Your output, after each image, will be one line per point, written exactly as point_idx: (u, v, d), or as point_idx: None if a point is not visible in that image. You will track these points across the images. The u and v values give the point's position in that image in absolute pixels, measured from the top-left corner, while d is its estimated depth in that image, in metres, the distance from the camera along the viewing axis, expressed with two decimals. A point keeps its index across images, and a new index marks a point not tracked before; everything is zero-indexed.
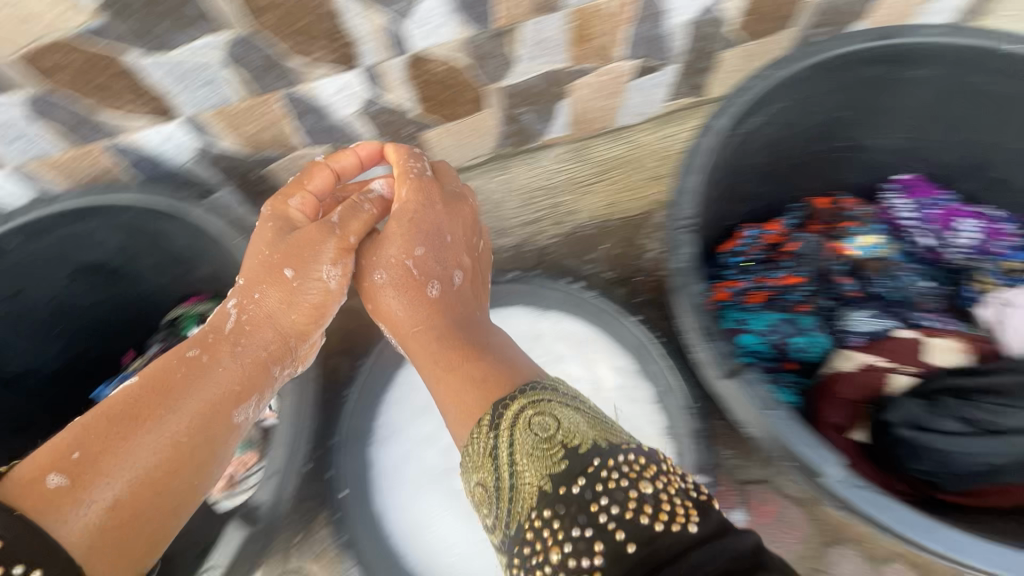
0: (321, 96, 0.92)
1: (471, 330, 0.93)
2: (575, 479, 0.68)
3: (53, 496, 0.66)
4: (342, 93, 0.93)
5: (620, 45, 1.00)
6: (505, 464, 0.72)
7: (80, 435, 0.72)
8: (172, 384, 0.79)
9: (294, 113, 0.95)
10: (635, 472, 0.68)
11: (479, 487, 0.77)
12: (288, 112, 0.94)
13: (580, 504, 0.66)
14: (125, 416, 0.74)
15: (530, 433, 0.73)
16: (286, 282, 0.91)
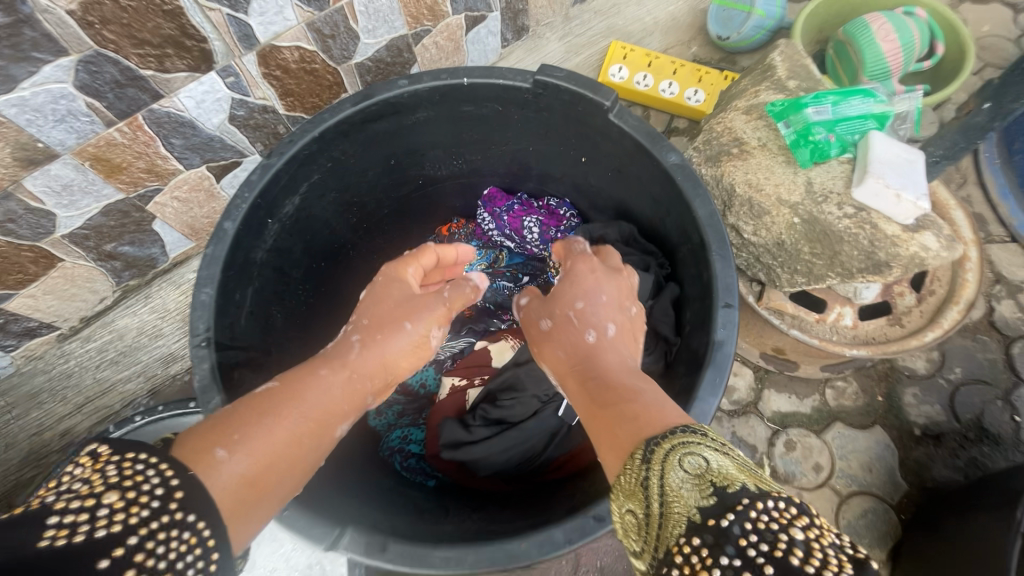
0: (80, 188, 0.86)
1: (624, 367, 0.63)
2: (727, 510, 0.44)
3: (214, 473, 0.52)
4: (79, 195, 0.86)
5: (281, 86, 0.95)
6: (670, 491, 0.46)
7: (237, 414, 0.58)
8: (295, 392, 0.63)
9: (59, 206, 0.86)
10: (789, 521, 0.42)
11: (632, 517, 0.49)
12: (51, 206, 0.85)
13: (726, 541, 0.42)
14: (280, 398, 0.61)
15: (682, 467, 0.47)
16: (556, 343, 0.70)
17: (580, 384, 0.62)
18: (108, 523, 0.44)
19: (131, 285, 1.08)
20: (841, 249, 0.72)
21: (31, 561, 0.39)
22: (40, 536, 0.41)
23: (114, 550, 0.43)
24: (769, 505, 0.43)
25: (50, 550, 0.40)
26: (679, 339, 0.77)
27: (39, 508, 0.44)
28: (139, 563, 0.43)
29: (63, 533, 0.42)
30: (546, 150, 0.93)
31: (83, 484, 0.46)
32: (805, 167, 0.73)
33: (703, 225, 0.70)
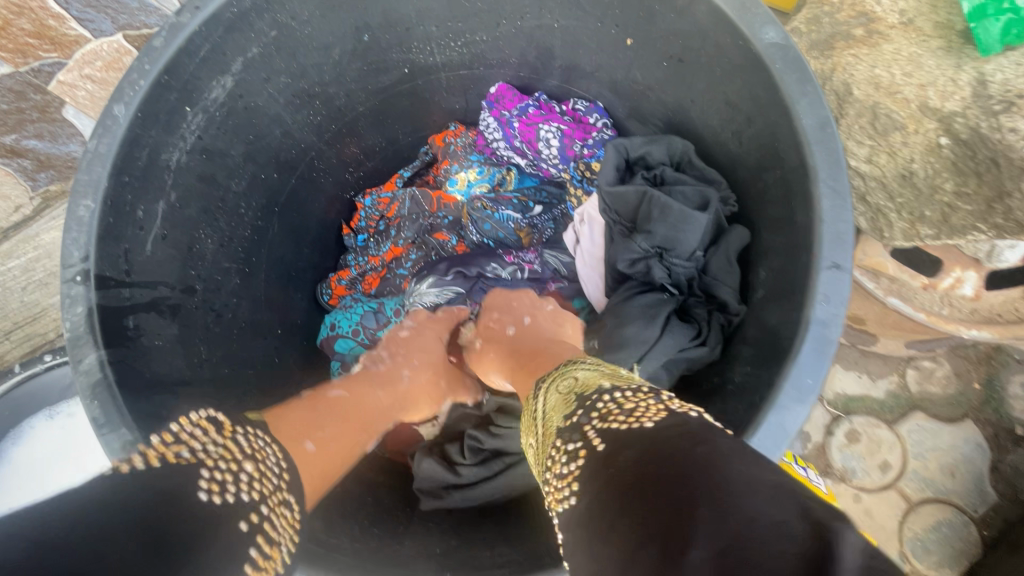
0: None
1: (543, 337, 0.60)
2: (579, 407, 0.36)
3: (308, 463, 0.42)
4: None
5: None
6: (545, 412, 0.40)
7: (304, 413, 0.50)
8: (349, 410, 0.56)
9: None
10: (619, 405, 0.34)
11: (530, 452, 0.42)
12: None
13: (573, 434, 0.35)
14: (349, 410, 0.55)
15: (557, 388, 0.41)
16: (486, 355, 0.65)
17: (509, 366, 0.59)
18: (249, 488, 0.33)
19: (52, 191, 0.87)
20: (1013, 189, 0.47)
21: (186, 521, 0.29)
22: (192, 485, 0.31)
23: (250, 514, 0.32)
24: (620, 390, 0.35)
25: (203, 508, 0.30)
26: (743, 306, 0.57)
27: (175, 466, 0.32)
28: (267, 533, 0.32)
29: (216, 489, 0.31)
30: (578, 30, 0.67)
31: (221, 446, 0.34)
32: (989, 52, 0.48)
33: (808, 140, 0.46)
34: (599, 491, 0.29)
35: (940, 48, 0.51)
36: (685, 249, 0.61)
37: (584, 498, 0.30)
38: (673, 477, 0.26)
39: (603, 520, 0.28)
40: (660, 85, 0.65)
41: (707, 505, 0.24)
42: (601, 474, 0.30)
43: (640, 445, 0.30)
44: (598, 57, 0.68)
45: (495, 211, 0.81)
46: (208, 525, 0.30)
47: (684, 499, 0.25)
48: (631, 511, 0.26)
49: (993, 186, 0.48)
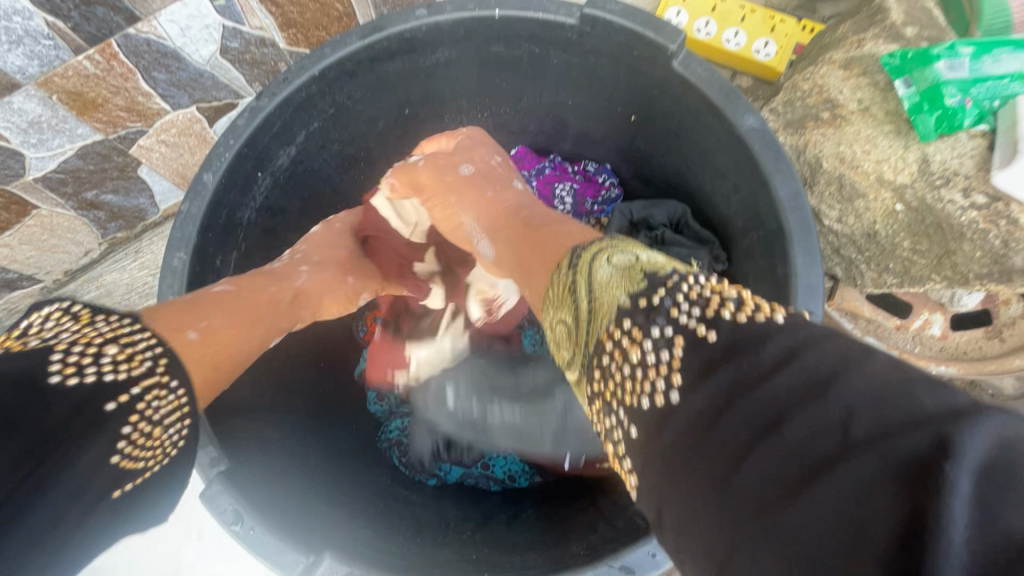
0: (55, 125, 0.75)
1: (550, 220, 0.56)
2: (657, 287, 0.35)
3: (190, 354, 0.48)
4: (51, 136, 0.76)
5: (280, 15, 0.80)
6: (599, 287, 0.38)
7: (208, 307, 0.53)
8: (258, 300, 0.59)
9: (29, 147, 0.76)
10: (715, 293, 0.33)
11: (563, 329, 0.42)
12: (20, 146, 0.75)
13: (658, 314, 0.33)
14: (257, 303, 0.58)
15: (609, 261, 0.39)
16: (474, 183, 0.68)
17: (515, 234, 0.57)
18: (114, 370, 0.42)
19: (118, 238, 0.99)
20: (958, 248, 0.57)
21: (43, 396, 0.37)
22: (48, 370, 0.38)
23: (120, 395, 0.41)
24: (703, 274, 0.35)
25: (60, 387, 0.38)
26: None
27: (36, 348, 0.40)
28: (142, 414, 0.42)
29: (71, 372, 0.39)
30: (589, 105, 0.78)
31: (76, 333, 0.42)
32: (927, 139, 0.58)
33: (784, 208, 0.56)
34: (725, 379, 0.28)
35: (890, 131, 0.60)
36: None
37: (699, 386, 0.29)
38: (865, 388, 0.24)
39: (746, 421, 0.26)
40: (663, 153, 0.76)
41: (952, 422, 0.21)
42: (726, 370, 0.29)
43: (781, 341, 0.28)
44: (607, 128, 0.80)
45: None
46: (72, 403, 0.38)
47: (895, 415, 0.23)
48: (795, 413, 0.25)
49: (941, 244, 0.58)
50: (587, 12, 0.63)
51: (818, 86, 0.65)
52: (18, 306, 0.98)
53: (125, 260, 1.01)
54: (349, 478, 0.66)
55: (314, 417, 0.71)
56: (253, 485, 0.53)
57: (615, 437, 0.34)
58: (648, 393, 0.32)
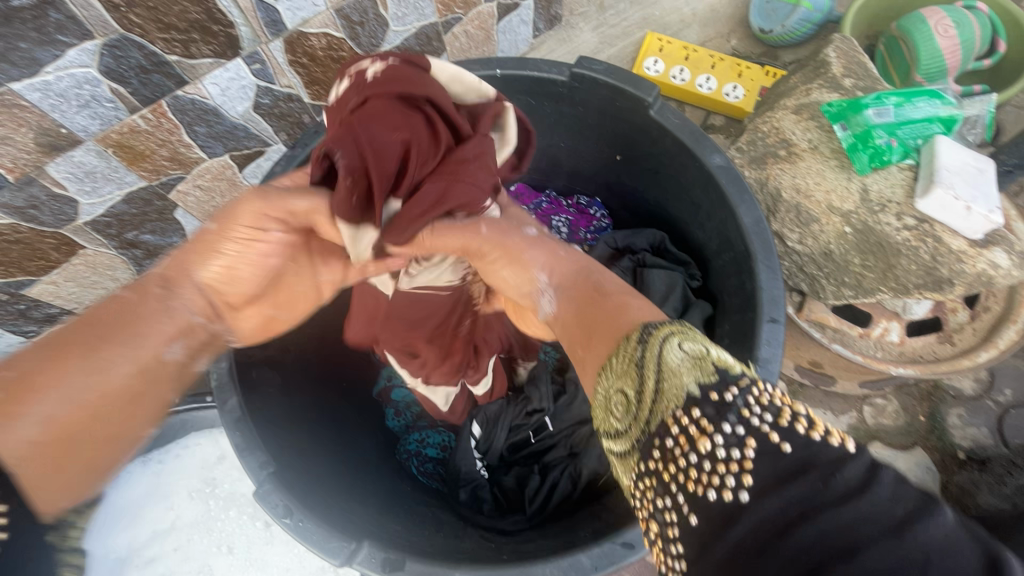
0: (106, 175, 0.85)
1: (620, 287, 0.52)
2: (730, 386, 0.37)
3: None
4: (103, 184, 0.86)
5: (307, 73, 0.92)
6: (668, 372, 0.39)
7: (14, 370, 0.42)
8: (128, 320, 0.47)
9: (83, 194, 0.85)
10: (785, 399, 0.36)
11: (619, 396, 0.42)
12: (76, 194, 0.84)
13: (729, 413, 0.36)
14: (117, 323, 0.46)
15: (680, 348, 0.40)
16: (539, 245, 0.60)
17: (582, 297, 0.52)
18: None
19: (151, 274, 1.08)
20: (897, 262, 0.66)
21: None
22: None
23: None
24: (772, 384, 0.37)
25: None
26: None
27: None
28: None
29: None
30: (580, 147, 0.89)
31: None
32: (863, 173, 0.69)
33: (749, 233, 0.66)
34: (797, 493, 0.31)
35: (836, 166, 0.71)
36: (665, 318, 0.81)
37: (770, 495, 0.31)
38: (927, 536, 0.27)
39: (811, 543, 0.28)
40: (645, 187, 0.86)
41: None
42: (801, 479, 0.31)
43: (857, 464, 0.31)
44: (596, 165, 0.91)
45: None
46: None
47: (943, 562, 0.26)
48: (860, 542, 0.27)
49: (884, 261, 0.67)
50: (575, 70, 0.74)
51: (776, 129, 0.76)
52: (57, 339, 1.05)
53: None
54: (376, 482, 0.73)
55: (340, 430, 0.78)
56: (298, 485, 0.60)
57: (671, 524, 0.36)
58: (714, 489, 0.34)
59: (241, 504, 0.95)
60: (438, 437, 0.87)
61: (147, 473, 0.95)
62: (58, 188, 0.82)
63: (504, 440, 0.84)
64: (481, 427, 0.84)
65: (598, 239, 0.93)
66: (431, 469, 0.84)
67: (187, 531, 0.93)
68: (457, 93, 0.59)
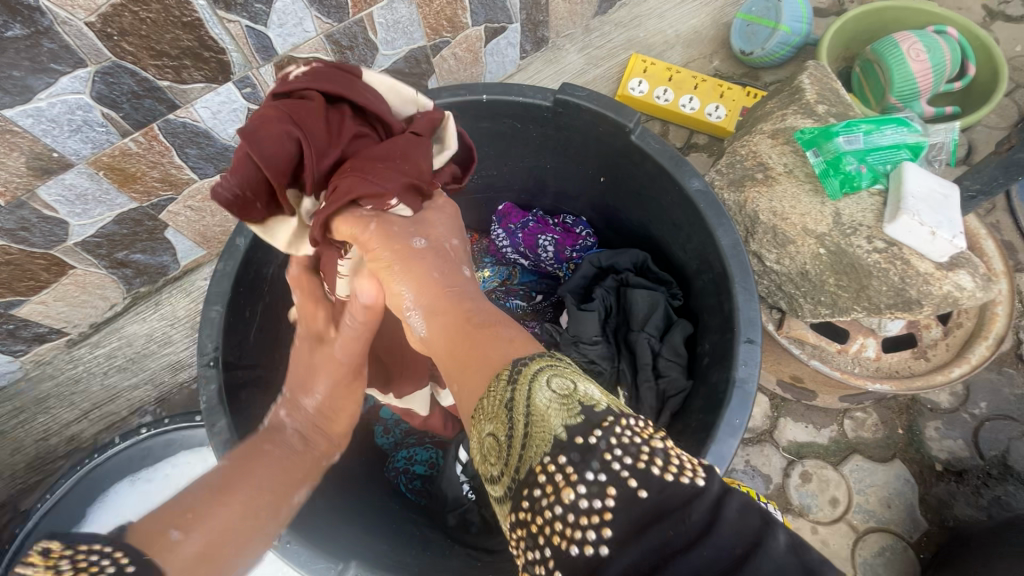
0: (97, 197, 0.86)
1: (495, 315, 0.50)
2: (594, 427, 0.39)
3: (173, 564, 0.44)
4: (94, 206, 0.87)
5: None
6: (535, 414, 0.40)
7: (204, 496, 0.50)
8: (247, 468, 0.56)
9: (74, 215, 0.86)
10: (647, 431, 0.39)
11: (491, 439, 0.43)
12: (67, 216, 0.85)
13: (592, 457, 0.38)
14: (251, 470, 0.56)
15: (548, 385, 0.41)
16: (426, 257, 0.57)
17: (454, 325, 0.50)
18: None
19: (141, 293, 1.08)
20: (869, 283, 0.69)
21: None
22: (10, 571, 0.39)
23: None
24: (632, 417, 0.40)
25: None
26: (692, 380, 0.76)
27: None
28: None
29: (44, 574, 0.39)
30: (565, 169, 0.91)
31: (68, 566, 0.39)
32: (835, 198, 0.72)
33: (726, 255, 0.68)
34: (651, 544, 0.33)
35: (810, 189, 0.74)
36: (647, 336, 0.83)
37: (628, 544, 0.34)
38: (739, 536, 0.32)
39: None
40: (628, 208, 0.88)
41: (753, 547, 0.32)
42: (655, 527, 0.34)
43: (702, 500, 0.35)
44: (581, 186, 0.93)
45: (505, 300, 0.99)
46: None
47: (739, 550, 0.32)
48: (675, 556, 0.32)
49: (857, 283, 0.70)
50: (558, 97, 0.77)
51: (754, 153, 0.79)
52: (45, 358, 1.05)
53: (147, 312, 1.10)
54: (363, 501, 0.74)
55: None
56: None
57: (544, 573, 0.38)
58: (582, 539, 0.36)
59: None
60: (427, 457, 0.88)
61: (134, 493, 0.95)
62: (48, 210, 0.83)
63: None
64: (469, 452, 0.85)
65: (583, 258, 0.95)
66: (421, 488, 0.85)
67: None
68: (396, 105, 0.65)
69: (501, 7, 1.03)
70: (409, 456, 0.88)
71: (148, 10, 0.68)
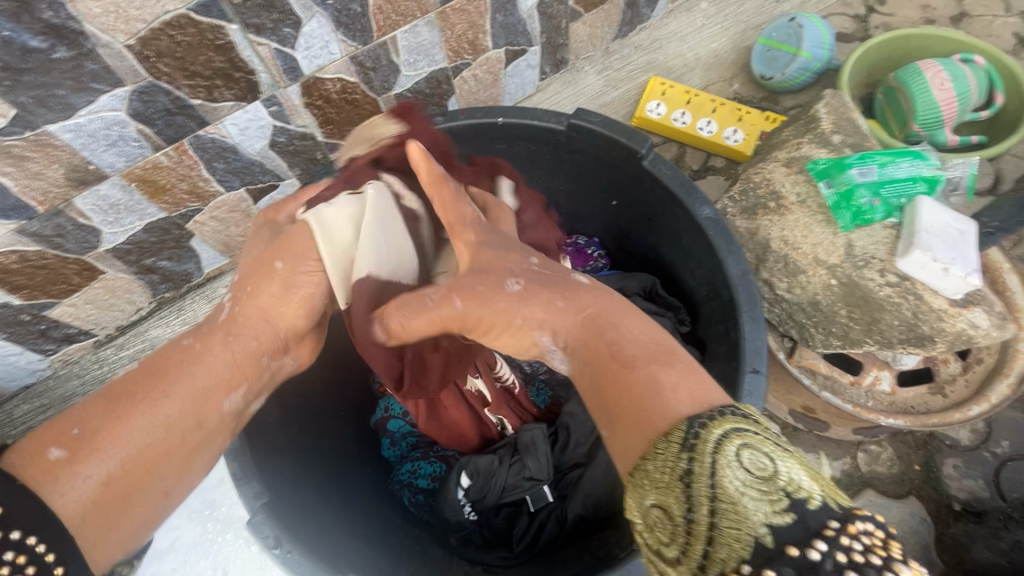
0: (128, 206, 0.90)
1: (642, 348, 0.49)
2: (809, 536, 0.37)
3: (45, 473, 0.49)
4: (125, 214, 0.91)
5: (320, 114, 0.97)
6: (727, 498, 0.39)
7: (106, 403, 0.54)
8: (161, 369, 0.56)
9: (105, 223, 0.90)
10: (883, 542, 0.37)
11: (659, 512, 0.42)
12: (100, 225, 0.90)
13: (814, 573, 0.35)
14: (173, 364, 0.57)
15: (740, 463, 0.40)
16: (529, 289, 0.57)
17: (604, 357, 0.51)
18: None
19: (166, 297, 1.13)
20: (881, 317, 0.68)
21: None
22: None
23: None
24: (854, 519, 0.37)
25: None
26: None
27: None
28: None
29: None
30: (578, 191, 0.92)
31: None
32: (848, 230, 0.72)
33: (734, 283, 0.68)
34: None
35: (823, 220, 0.73)
36: None
37: None
38: None
39: None
40: (639, 231, 0.89)
41: None
42: None
43: None
44: (594, 207, 0.93)
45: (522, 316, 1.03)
46: None
47: None
48: None
49: (867, 316, 0.69)
50: (574, 121, 0.77)
51: (770, 180, 0.78)
52: (72, 357, 1.10)
53: (171, 317, 1.14)
54: (369, 514, 0.76)
55: (337, 463, 0.81)
56: (290, 515, 0.63)
57: None
58: None
59: (238, 527, 0.97)
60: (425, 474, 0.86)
61: None
62: (83, 219, 0.87)
63: (495, 483, 0.81)
64: (471, 478, 0.81)
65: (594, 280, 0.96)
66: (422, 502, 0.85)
67: (185, 552, 0.95)
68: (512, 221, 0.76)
69: (522, 30, 1.05)
70: (411, 471, 0.87)
71: (184, 35, 0.72)
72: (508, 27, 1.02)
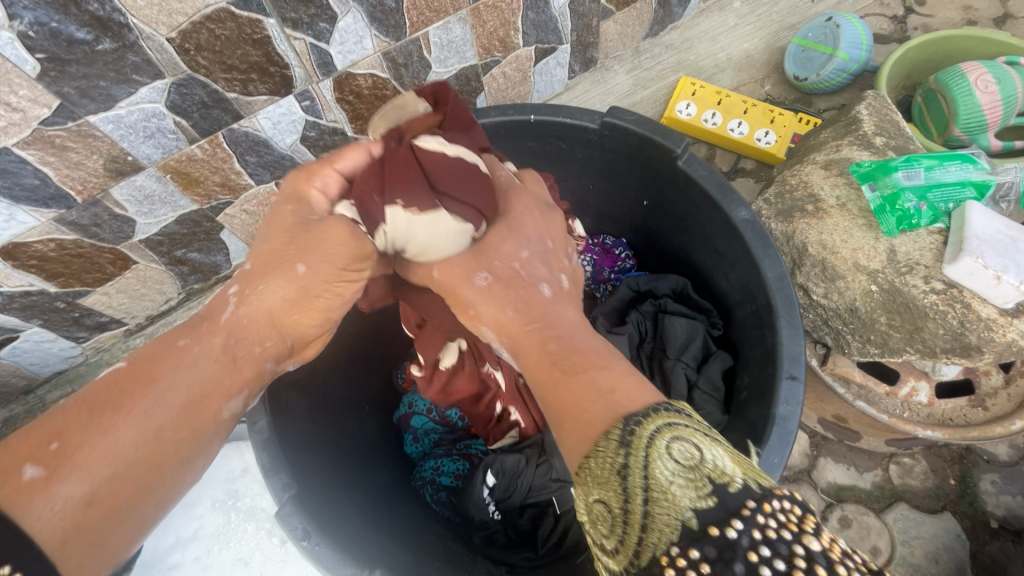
0: (162, 197, 0.91)
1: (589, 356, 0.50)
2: (731, 517, 0.36)
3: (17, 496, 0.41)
4: (159, 205, 0.92)
5: (351, 109, 0.97)
6: (657, 487, 0.38)
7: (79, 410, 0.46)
8: (154, 368, 0.50)
9: (140, 214, 0.91)
10: (802, 518, 0.36)
11: (598, 507, 0.41)
12: (135, 215, 0.91)
13: (735, 556, 0.34)
14: (154, 370, 0.49)
15: (669, 453, 0.40)
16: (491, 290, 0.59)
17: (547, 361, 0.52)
18: None
19: (195, 288, 1.14)
20: (924, 325, 0.66)
21: None
22: None
23: None
24: (778, 502, 0.37)
25: None
26: (728, 416, 0.75)
27: None
28: None
29: None
30: (608, 191, 0.91)
31: None
32: (891, 235, 0.70)
33: (771, 287, 0.66)
34: None
35: (864, 224, 0.71)
36: (684, 365, 0.81)
37: None
38: None
39: None
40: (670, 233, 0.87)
41: None
42: None
43: None
44: (624, 208, 0.92)
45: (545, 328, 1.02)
46: None
47: None
48: None
49: (909, 323, 0.67)
50: (609, 120, 0.76)
51: (809, 183, 0.76)
52: (103, 346, 1.12)
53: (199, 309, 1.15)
54: (392, 510, 0.76)
55: (361, 458, 0.81)
56: (317, 508, 0.63)
57: None
58: None
59: (260, 518, 0.98)
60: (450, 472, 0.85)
61: None
62: (119, 209, 0.89)
63: (521, 482, 0.81)
64: (497, 477, 0.80)
65: (621, 280, 0.95)
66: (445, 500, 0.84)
67: (208, 541, 0.96)
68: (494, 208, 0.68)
69: (553, 28, 1.04)
70: (434, 469, 0.87)
71: (223, 28, 0.73)
72: (540, 25, 1.02)
